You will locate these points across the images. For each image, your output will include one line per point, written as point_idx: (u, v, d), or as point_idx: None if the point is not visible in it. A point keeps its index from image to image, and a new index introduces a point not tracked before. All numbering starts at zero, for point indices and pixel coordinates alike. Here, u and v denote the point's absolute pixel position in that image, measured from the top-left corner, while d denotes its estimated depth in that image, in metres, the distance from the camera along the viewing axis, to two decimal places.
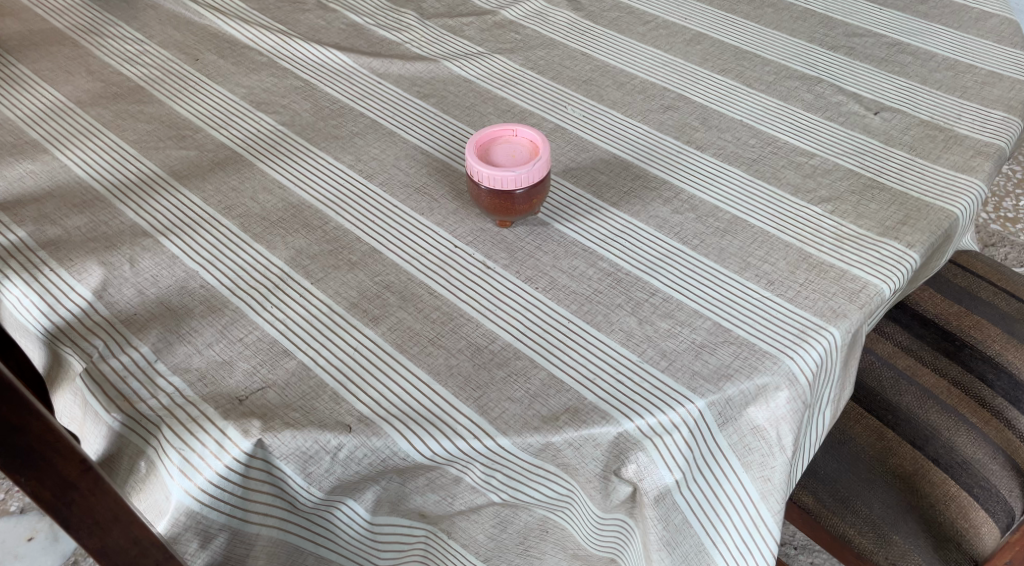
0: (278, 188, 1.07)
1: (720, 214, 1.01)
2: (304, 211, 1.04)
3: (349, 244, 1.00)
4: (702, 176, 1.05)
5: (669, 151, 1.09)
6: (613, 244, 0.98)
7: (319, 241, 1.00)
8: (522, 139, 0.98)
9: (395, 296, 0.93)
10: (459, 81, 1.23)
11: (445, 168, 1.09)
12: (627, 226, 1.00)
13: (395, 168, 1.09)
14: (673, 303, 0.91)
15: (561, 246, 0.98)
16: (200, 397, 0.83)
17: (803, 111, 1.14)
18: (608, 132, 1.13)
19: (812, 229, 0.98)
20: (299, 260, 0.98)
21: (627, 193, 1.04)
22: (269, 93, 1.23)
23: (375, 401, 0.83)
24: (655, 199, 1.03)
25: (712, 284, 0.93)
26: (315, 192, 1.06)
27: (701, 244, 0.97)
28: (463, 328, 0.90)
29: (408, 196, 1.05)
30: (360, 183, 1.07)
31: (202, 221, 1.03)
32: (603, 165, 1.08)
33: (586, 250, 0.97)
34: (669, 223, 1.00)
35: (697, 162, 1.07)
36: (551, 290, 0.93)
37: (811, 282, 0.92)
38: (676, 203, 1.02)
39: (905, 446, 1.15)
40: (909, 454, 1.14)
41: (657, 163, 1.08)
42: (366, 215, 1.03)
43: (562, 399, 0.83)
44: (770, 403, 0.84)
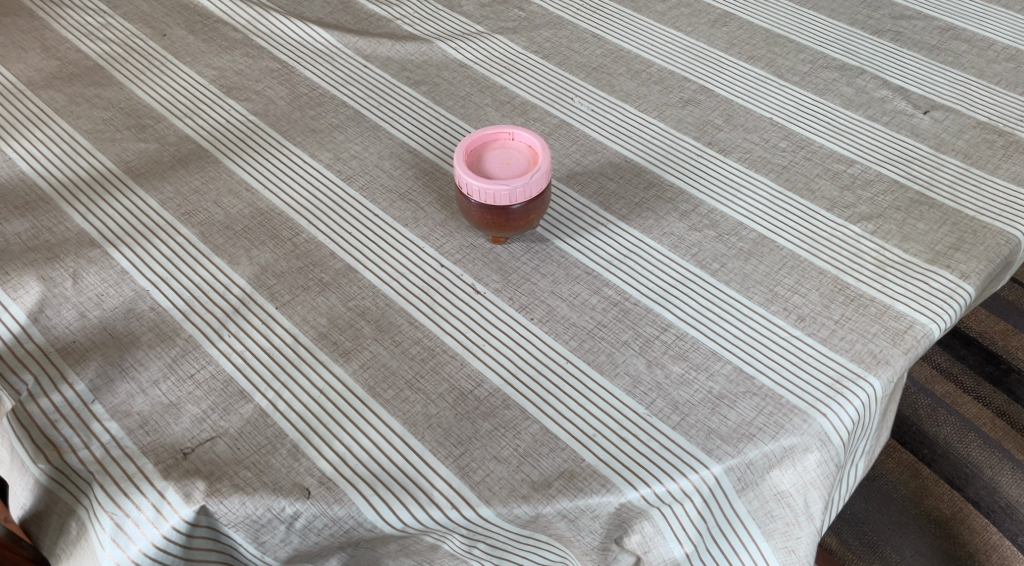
0: (244, 191, 0.95)
1: (743, 233, 0.88)
2: (272, 219, 0.92)
3: (321, 260, 0.88)
4: (725, 186, 0.93)
5: (688, 154, 0.96)
6: (620, 267, 0.85)
7: (287, 256, 0.88)
8: (519, 144, 0.85)
9: (370, 325, 0.82)
10: (454, 65, 1.09)
11: (434, 170, 0.96)
12: (637, 246, 0.87)
13: (378, 168, 0.97)
14: (688, 342, 0.79)
15: (561, 267, 0.86)
16: (139, 450, 0.72)
17: (841, 108, 1.01)
18: (620, 131, 0.99)
19: (849, 253, 0.85)
20: (264, 279, 0.86)
21: (638, 205, 0.92)
22: (242, 76, 1.10)
23: (340, 457, 0.72)
24: (671, 212, 0.91)
25: (733, 319, 0.81)
26: (286, 196, 0.94)
27: (722, 269, 0.85)
28: (445, 367, 0.78)
29: (390, 203, 0.93)
30: (337, 187, 0.95)
31: (158, 228, 0.92)
32: (613, 169, 0.95)
33: (589, 274, 0.85)
34: (685, 244, 0.87)
35: (719, 169, 0.95)
36: (548, 322, 0.81)
37: (848, 320, 0.80)
38: (694, 217, 0.90)
39: (941, 486, 1.19)
40: (944, 494, 1.19)
41: (674, 169, 0.95)
42: (342, 224, 0.91)
43: (555, 461, 0.71)
44: (798, 466, 0.73)
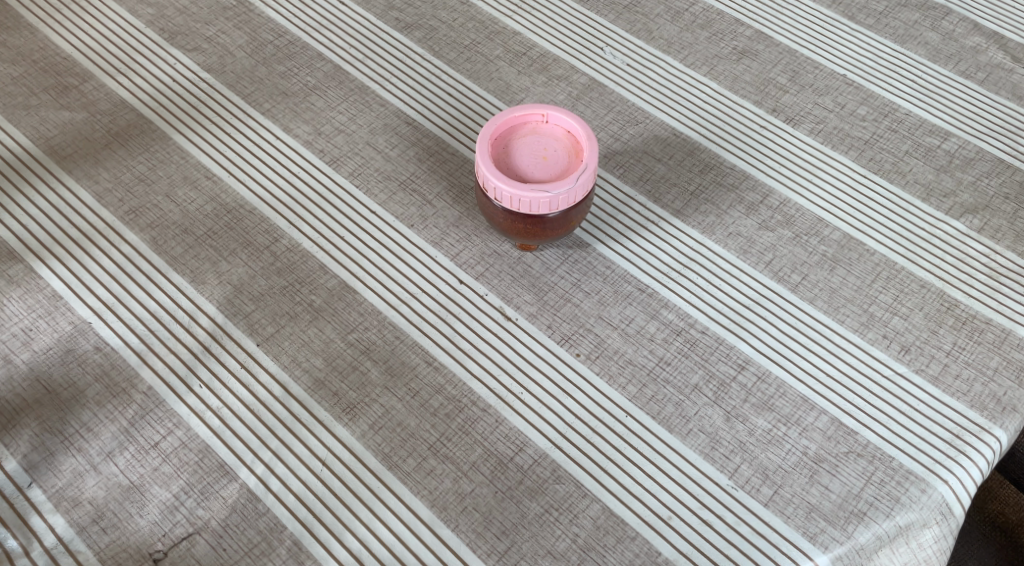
0: (203, 182, 0.76)
1: (825, 233, 0.73)
2: (243, 220, 0.73)
3: (309, 277, 0.70)
4: (798, 169, 0.77)
5: (749, 126, 0.80)
6: (681, 283, 0.70)
7: (265, 272, 0.71)
8: (555, 128, 0.68)
9: (378, 368, 0.65)
10: (453, 2, 0.89)
11: (441, 150, 0.78)
12: (699, 252, 0.72)
13: (371, 148, 0.78)
14: (772, 384, 0.65)
15: (607, 285, 0.70)
16: (96, 557, 0.58)
17: (927, 62, 0.84)
18: (663, 94, 0.82)
19: (955, 258, 0.71)
20: (238, 304, 0.69)
21: (695, 195, 0.75)
22: (188, 16, 0.88)
23: (357, 557, 0.58)
24: (735, 204, 0.75)
25: (823, 351, 0.66)
26: (258, 188, 0.76)
27: (804, 282, 0.70)
28: (477, 425, 0.63)
29: (390, 196, 0.75)
30: (323, 175, 0.77)
31: (96, 233, 0.72)
32: (660, 146, 0.78)
33: (643, 292, 0.70)
34: (757, 248, 0.72)
35: (789, 146, 0.78)
36: (598, 360, 0.66)
37: (961, 350, 0.66)
38: (763, 212, 0.74)
39: None
40: None
41: (733, 147, 0.78)
42: (332, 225, 0.73)
43: (624, 556, 0.58)
44: (913, 545, 0.60)
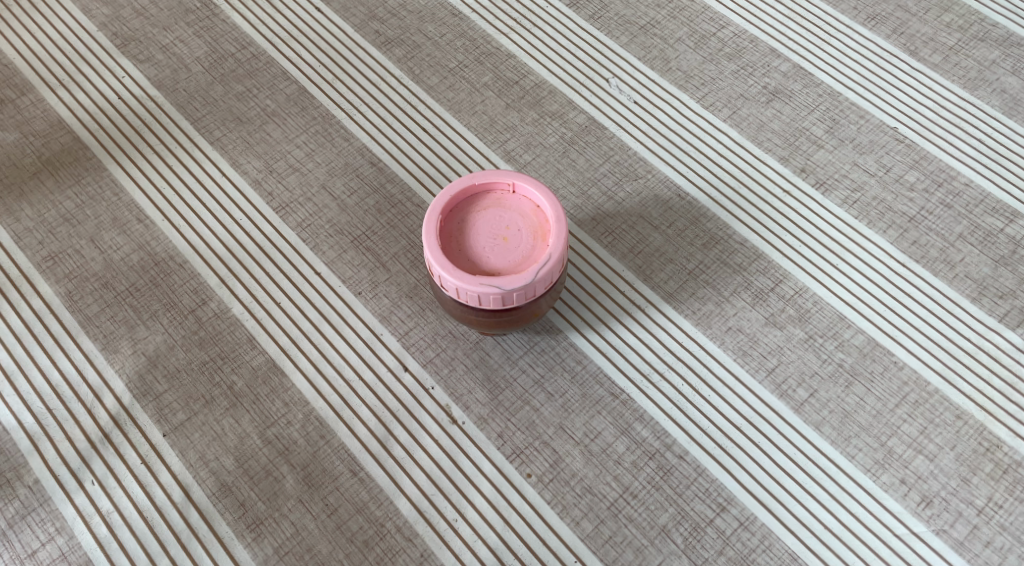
0: (133, 225, 0.67)
1: (845, 336, 0.60)
2: (170, 276, 0.65)
3: (234, 352, 0.62)
4: (823, 250, 0.64)
5: (772, 189, 0.67)
6: (662, 388, 0.59)
7: (186, 342, 0.62)
8: (523, 201, 0.57)
9: (295, 475, 0.57)
10: (442, 12, 0.76)
11: (405, 200, 0.67)
12: (689, 350, 0.60)
13: (326, 193, 0.68)
14: (755, 534, 0.55)
15: (575, 384, 0.59)
16: None
17: (1000, 116, 0.69)
18: (672, 142, 0.69)
19: (1004, 382, 0.58)
20: (149, 382, 0.61)
21: (694, 276, 0.63)
22: (144, 17, 0.77)
23: None
24: (741, 289, 0.62)
25: (823, 495, 0.55)
26: (192, 235, 0.66)
27: (812, 400, 0.58)
28: (398, 559, 0.55)
29: (340, 254, 0.65)
30: (267, 224, 0.67)
31: (8, 283, 0.65)
32: (660, 210, 0.66)
33: (616, 398, 0.59)
34: (760, 350, 0.60)
35: (817, 219, 0.65)
36: (551, 484, 0.56)
37: (994, 508, 0.55)
38: (773, 302, 0.62)
39: None
40: None
41: (747, 215, 0.66)
42: (268, 287, 0.64)
43: None
44: None
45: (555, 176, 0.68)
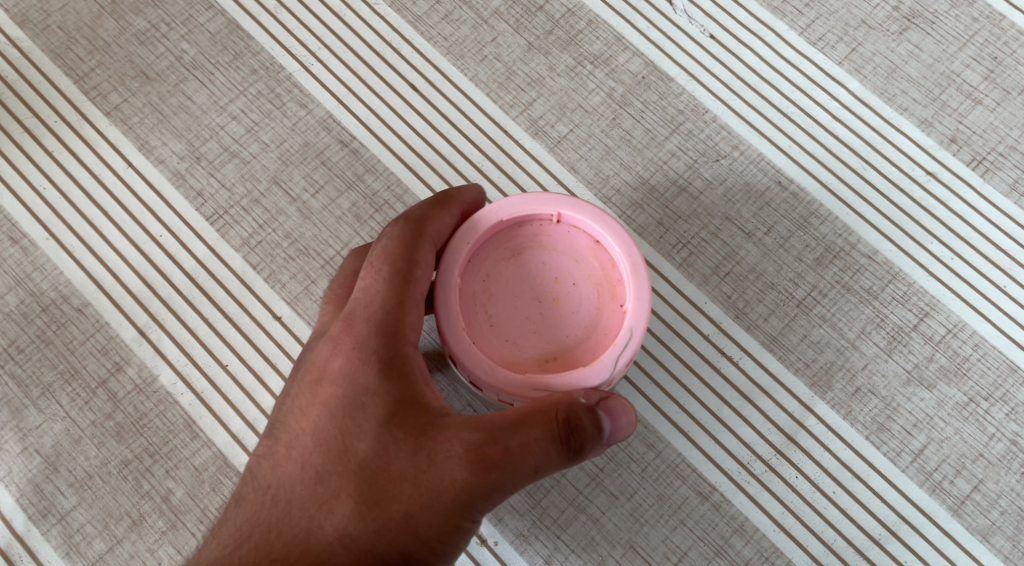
0: (5, 248, 0.47)
1: (1018, 398, 0.44)
2: (66, 327, 0.46)
3: (166, 443, 0.44)
4: (985, 263, 0.46)
5: (911, 171, 0.48)
6: (767, 484, 0.43)
7: (96, 430, 0.44)
8: (580, 238, 0.38)
9: None
10: None
11: (391, 199, 0.48)
12: (803, 425, 0.43)
13: (280, 191, 0.48)
14: None
15: (647, 481, 0.43)
16: None
17: None
18: (767, 100, 0.49)
19: None
20: (50, 495, 0.43)
21: (804, 308, 0.45)
22: None
23: None
24: (872, 328, 0.45)
25: None
26: (93, 263, 0.47)
27: (977, 496, 0.42)
28: None
29: (307, 287, 0.46)
30: (198, 241, 0.47)
31: None
32: (755, 206, 0.47)
33: (705, 500, 0.42)
34: (902, 422, 0.43)
35: (975, 215, 0.47)
36: None
37: None
38: (917, 347, 0.45)
39: None
40: None
41: (877, 212, 0.47)
42: (208, 342, 0.45)
43: None
44: None
45: (603, 156, 0.48)
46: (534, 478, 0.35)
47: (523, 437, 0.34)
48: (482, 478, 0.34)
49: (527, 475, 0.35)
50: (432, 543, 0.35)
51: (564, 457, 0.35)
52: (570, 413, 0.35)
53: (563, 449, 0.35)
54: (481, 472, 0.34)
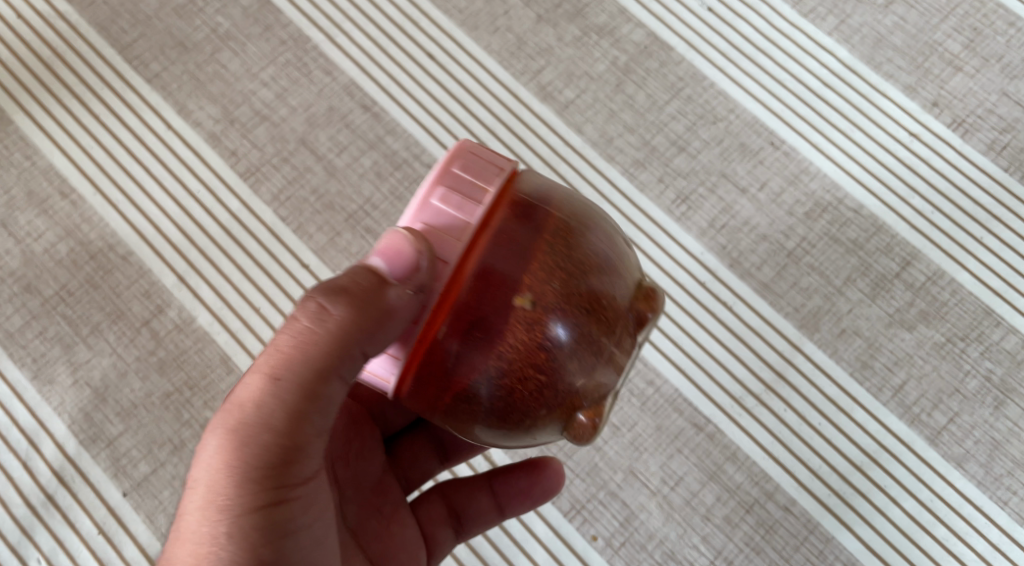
0: (56, 202, 0.51)
1: (993, 339, 0.47)
2: (112, 273, 0.50)
3: (203, 378, 0.48)
4: (964, 217, 0.49)
5: (895, 133, 0.51)
6: (758, 416, 0.46)
7: (140, 366, 0.48)
8: None
9: None
10: None
11: (410, 158, 0.52)
12: (792, 363, 0.47)
13: (308, 151, 0.52)
14: None
15: (647, 414, 0.46)
16: None
17: None
18: (761, 68, 0.53)
19: None
20: (99, 423, 0.47)
21: (794, 257, 0.49)
22: None
23: None
24: (858, 275, 0.48)
25: (969, 555, 0.44)
26: (136, 215, 0.51)
27: (954, 428, 0.45)
28: None
29: (333, 238, 0.50)
30: (232, 196, 0.51)
31: None
32: (748, 165, 0.51)
33: (700, 431, 0.46)
34: (884, 361, 0.47)
35: (956, 173, 0.50)
36: (622, 548, 0.45)
37: None
38: (898, 293, 0.48)
39: None
40: None
41: (863, 170, 0.50)
42: (241, 287, 0.49)
43: None
44: None
45: (607, 119, 0.52)
46: (273, 411, 0.29)
47: (243, 382, 0.30)
48: (222, 440, 0.30)
49: (257, 412, 0.29)
50: (234, 527, 0.29)
51: (289, 367, 0.30)
52: (283, 335, 0.30)
53: (296, 356, 0.30)
54: (212, 436, 0.30)
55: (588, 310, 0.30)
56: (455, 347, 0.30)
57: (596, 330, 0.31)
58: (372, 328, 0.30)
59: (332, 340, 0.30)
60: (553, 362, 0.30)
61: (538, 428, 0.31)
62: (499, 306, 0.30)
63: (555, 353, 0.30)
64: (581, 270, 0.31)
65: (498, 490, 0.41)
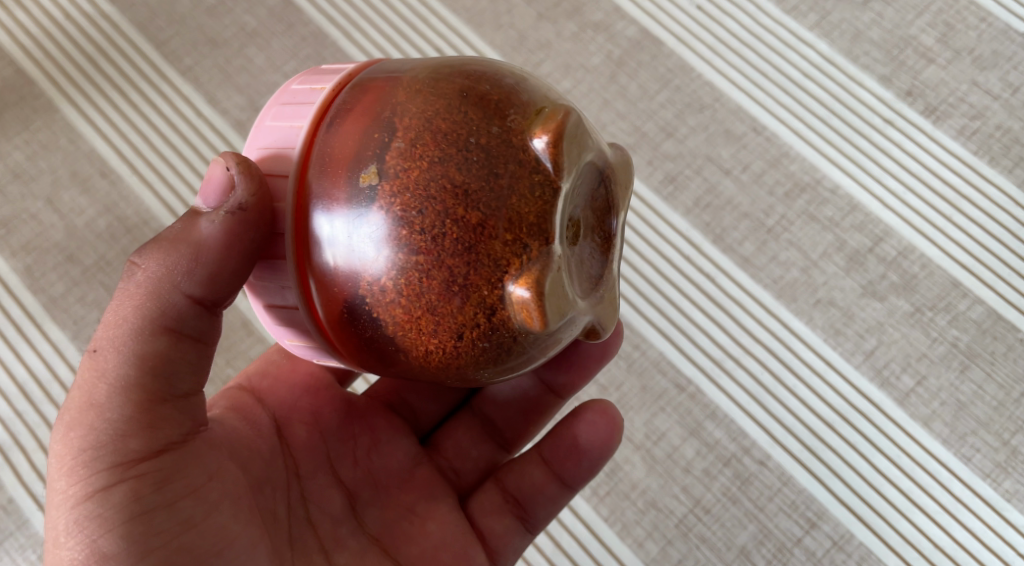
0: (97, 181, 0.56)
1: (960, 308, 0.50)
2: (145, 245, 0.54)
3: None
4: (934, 196, 0.52)
5: (870, 119, 0.55)
6: (737, 378, 0.49)
7: None
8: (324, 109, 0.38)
9: None
10: None
11: None
12: (770, 329, 0.50)
13: None
14: (852, 558, 0.46)
15: (633, 375, 0.50)
16: None
17: None
18: (746, 60, 0.56)
19: None
20: None
21: (774, 233, 0.52)
22: None
23: None
24: (834, 249, 0.52)
25: (934, 507, 0.46)
26: (168, 193, 0.56)
27: (922, 390, 0.49)
28: None
29: None
30: None
31: None
32: (732, 149, 0.54)
33: (682, 391, 0.49)
34: (856, 328, 0.50)
35: (927, 157, 0.53)
36: (608, 497, 0.48)
37: None
38: (872, 266, 0.51)
39: None
40: None
41: (840, 154, 0.54)
42: None
43: None
44: None
45: (601, 108, 0.56)
46: (105, 370, 0.35)
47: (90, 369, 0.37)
48: (77, 427, 0.35)
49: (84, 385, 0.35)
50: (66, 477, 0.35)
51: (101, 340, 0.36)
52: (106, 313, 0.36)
53: (135, 325, 0.36)
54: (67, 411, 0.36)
55: (450, 172, 0.33)
56: (326, 255, 0.34)
57: (472, 186, 0.33)
58: (212, 268, 0.36)
59: (150, 298, 0.36)
60: (428, 236, 0.33)
61: (477, 317, 0.33)
62: (349, 187, 0.34)
63: (428, 220, 0.33)
64: (440, 135, 0.33)
65: (549, 459, 0.45)
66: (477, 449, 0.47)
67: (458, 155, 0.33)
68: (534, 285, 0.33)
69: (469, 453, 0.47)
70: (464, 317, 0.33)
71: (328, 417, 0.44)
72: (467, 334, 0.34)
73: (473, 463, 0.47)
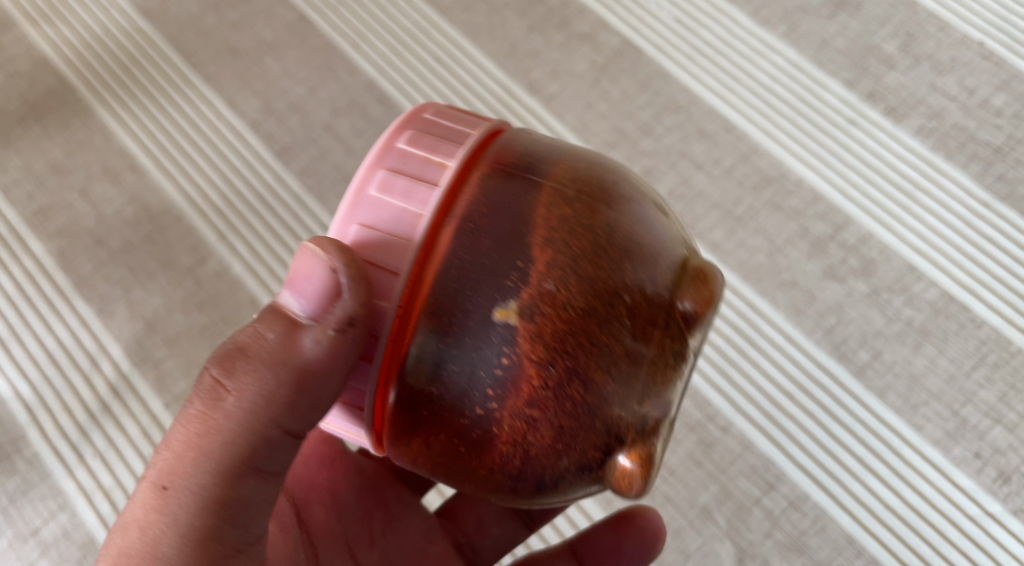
0: (125, 174, 0.63)
1: (915, 290, 0.55)
2: (165, 232, 0.61)
3: (235, 313, 0.59)
4: (892, 187, 0.57)
5: (834, 118, 0.59)
6: (705, 351, 0.56)
7: (185, 303, 0.59)
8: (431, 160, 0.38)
9: None
10: None
11: None
12: (736, 310, 0.56)
13: (331, 135, 0.63)
14: (807, 516, 0.52)
15: None
16: None
17: None
18: (719, 66, 0.61)
19: None
20: (148, 349, 0.58)
21: (743, 222, 0.58)
22: None
23: None
24: (797, 238, 0.57)
25: (886, 471, 0.52)
26: (188, 185, 0.62)
27: (877, 364, 0.55)
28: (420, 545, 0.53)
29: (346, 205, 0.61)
30: (266, 169, 0.62)
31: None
32: (705, 147, 0.60)
33: None
34: (817, 309, 0.56)
35: (886, 152, 0.58)
36: None
37: None
38: (833, 252, 0.57)
39: None
40: None
41: (805, 150, 0.59)
42: (268, 240, 0.60)
43: None
44: None
45: (585, 109, 0.62)
46: (176, 513, 0.36)
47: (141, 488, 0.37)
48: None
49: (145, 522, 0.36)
50: None
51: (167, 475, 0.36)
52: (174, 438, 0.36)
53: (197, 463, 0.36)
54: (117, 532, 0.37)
55: (587, 322, 0.34)
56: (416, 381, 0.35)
57: (594, 338, 0.34)
58: (307, 402, 0.36)
59: (229, 437, 0.36)
60: (552, 392, 0.34)
61: (582, 469, 0.35)
62: (480, 313, 0.34)
63: (546, 375, 0.34)
64: (580, 266, 0.35)
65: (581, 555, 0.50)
66: (498, 527, 0.52)
67: (600, 309, 0.34)
68: (642, 459, 0.35)
69: (489, 529, 0.52)
70: (571, 470, 0.35)
71: (343, 495, 0.48)
72: (560, 486, 0.36)
73: (492, 540, 0.52)
